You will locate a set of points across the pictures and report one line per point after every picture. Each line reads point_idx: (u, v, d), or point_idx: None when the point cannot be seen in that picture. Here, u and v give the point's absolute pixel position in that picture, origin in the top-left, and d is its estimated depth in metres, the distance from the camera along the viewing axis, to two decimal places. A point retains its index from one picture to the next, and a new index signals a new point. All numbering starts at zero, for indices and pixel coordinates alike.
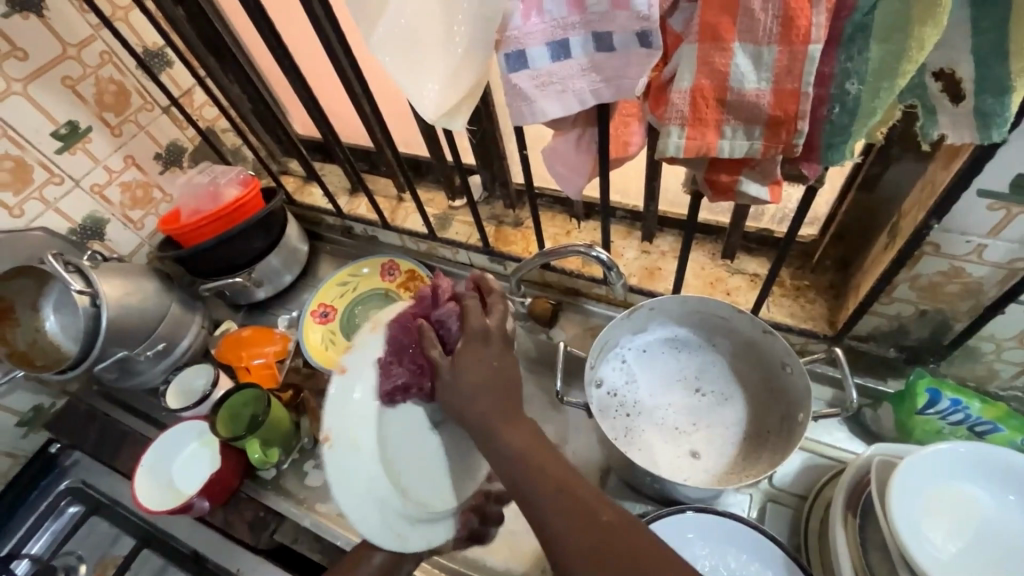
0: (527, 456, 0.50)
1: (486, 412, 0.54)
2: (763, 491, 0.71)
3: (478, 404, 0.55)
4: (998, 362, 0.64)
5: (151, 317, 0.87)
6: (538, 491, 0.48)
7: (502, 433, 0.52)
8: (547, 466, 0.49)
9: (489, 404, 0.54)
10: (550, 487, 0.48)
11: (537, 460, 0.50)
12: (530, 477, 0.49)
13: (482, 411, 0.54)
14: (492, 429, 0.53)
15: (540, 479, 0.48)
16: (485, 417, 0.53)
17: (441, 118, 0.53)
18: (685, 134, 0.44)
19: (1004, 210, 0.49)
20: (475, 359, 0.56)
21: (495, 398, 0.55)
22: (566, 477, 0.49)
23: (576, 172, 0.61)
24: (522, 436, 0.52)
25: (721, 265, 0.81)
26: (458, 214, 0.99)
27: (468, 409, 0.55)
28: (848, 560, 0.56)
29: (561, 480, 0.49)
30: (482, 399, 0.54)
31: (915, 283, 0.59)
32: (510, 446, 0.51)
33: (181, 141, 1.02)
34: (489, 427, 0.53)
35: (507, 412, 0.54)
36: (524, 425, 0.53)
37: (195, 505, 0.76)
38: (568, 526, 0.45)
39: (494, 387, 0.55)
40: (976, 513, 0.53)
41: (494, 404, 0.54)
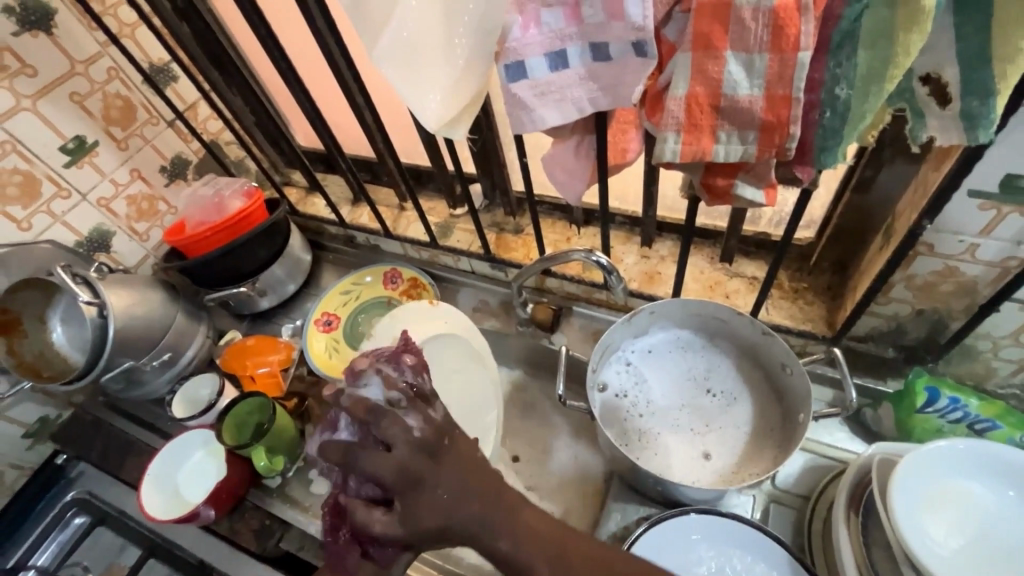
0: (522, 542, 0.45)
1: (477, 515, 0.45)
2: (766, 492, 0.71)
3: (453, 520, 0.45)
4: (995, 360, 0.64)
5: (156, 328, 0.88)
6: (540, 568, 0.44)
7: (486, 524, 0.45)
8: (541, 537, 0.45)
9: (461, 512, 0.45)
10: (547, 558, 0.44)
11: (539, 537, 0.45)
12: (526, 557, 0.44)
13: (467, 522, 0.45)
14: (479, 530, 0.45)
15: (537, 553, 0.44)
16: (471, 526, 0.45)
17: (443, 128, 0.54)
18: (681, 140, 0.45)
19: (995, 210, 0.50)
20: (423, 496, 0.46)
21: (470, 497, 0.46)
22: (566, 543, 0.45)
23: (575, 178, 0.62)
24: (508, 518, 0.46)
25: (720, 269, 0.82)
26: (460, 222, 1.00)
27: (454, 527, 0.45)
28: (851, 558, 0.57)
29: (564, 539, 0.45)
30: (457, 507, 0.46)
31: (911, 283, 0.60)
32: (505, 541, 0.45)
33: (186, 154, 1.04)
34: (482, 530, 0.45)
35: (483, 496, 0.46)
36: (509, 499, 0.47)
37: (201, 514, 0.76)
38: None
39: (461, 490, 0.46)
40: (977, 510, 0.54)
41: (472, 503, 0.46)
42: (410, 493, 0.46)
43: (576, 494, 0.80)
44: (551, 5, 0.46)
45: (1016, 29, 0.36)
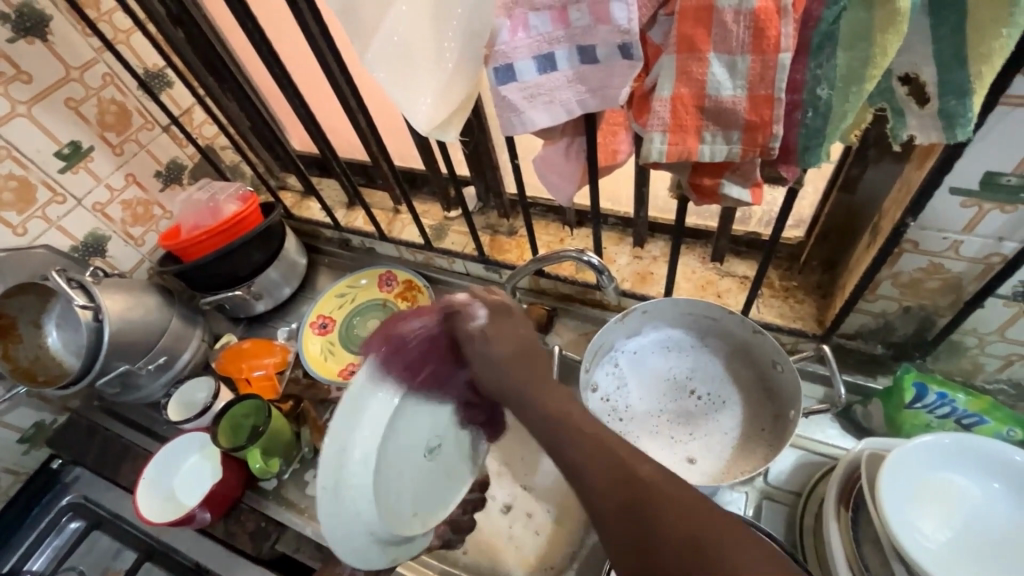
0: (558, 416, 0.47)
1: (523, 380, 0.52)
2: (759, 489, 0.72)
3: (512, 364, 0.53)
4: (982, 355, 0.65)
5: (151, 331, 0.88)
6: (571, 444, 0.45)
7: (537, 389, 0.51)
8: (575, 417, 0.47)
9: (520, 365, 0.53)
10: (581, 437, 0.45)
11: (576, 417, 0.47)
12: (566, 430, 0.46)
13: (519, 377, 0.52)
14: (530, 389, 0.51)
15: (573, 430, 0.46)
16: (515, 382, 0.52)
17: (435, 130, 0.55)
18: (667, 140, 0.46)
19: (977, 207, 0.51)
20: (500, 325, 0.57)
21: (528, 361, 0.54)
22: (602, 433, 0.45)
23: (566, 180, 0.63)
24: (560, 397, 0.50)
25: (711, 268, 0.83)
26: (454, 224, 1.01)
27: (502, 376, 0.53)
28: (842, 554, 0.57)
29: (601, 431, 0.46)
30: (510, 362, 0.54)
31: (897, 280, 0.61)
32: (546, 409, 0.49)
33: (181, 158, 1.04)
34: (526, 389, 0.51)
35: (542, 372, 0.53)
36: (558, 388, 0.51)
37: (197, 516, 0.76)
38: (599, 475, 0.42)
39: (527, 351, 0.54)
40: (964, 503, 0.54)
41: (521, 371, 0.53)
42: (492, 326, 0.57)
43: None
44: (539, 8, 0.47)
45: (989, 29, 0.37)
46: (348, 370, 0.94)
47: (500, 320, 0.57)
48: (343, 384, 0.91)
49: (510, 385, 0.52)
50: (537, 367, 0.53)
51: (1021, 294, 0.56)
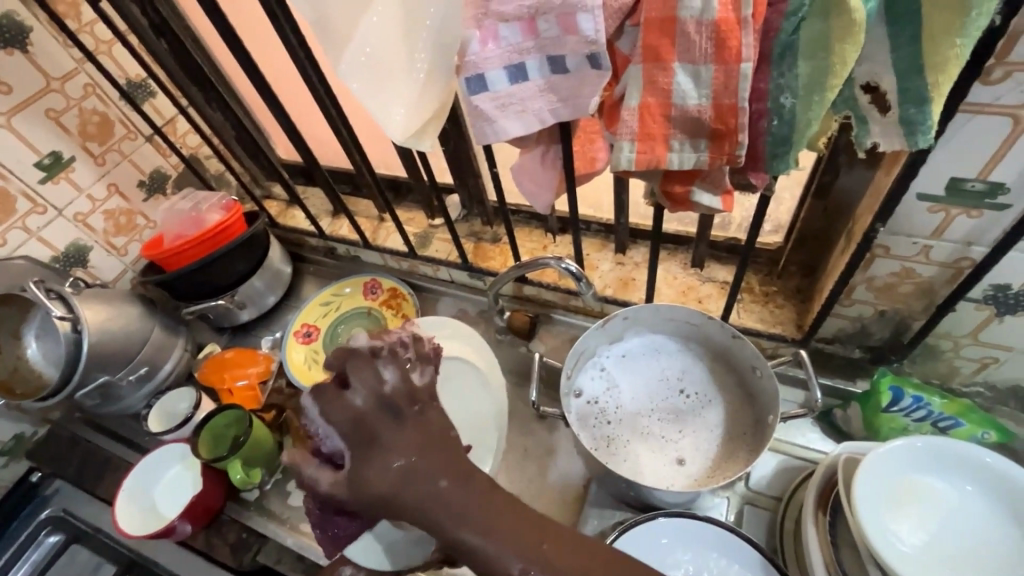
0: (483, 526, 0.41)
1: (425, 496, 0.44)
2: (740, 494, 0.72)
3: (411, 478, 0.45)
4: (957, 359, 0.66)
5: (132, 342, 0.87)
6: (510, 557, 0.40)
7: (447, 498, 0.44)
8: (506, 521, 0.42)
9: (421, 482, 0.45)
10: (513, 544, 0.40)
11: (505, 520, 0.42)
12: (495, 541, 0.41)
13: (420, 496, 0.44)
14: (439, 509, 0.43)
15: (500, 539, 0.41)
16: (418, 500, 0.44)
17: (410, 140, 0.55)
18: (635, 148, 0.46)
19: (943, 212, 0.51)
20: (370, 458, 0.47)
21: (428, 467, 0.45)
22: (540, 532, 0.41)
23: (543, 188, 0.63)
24: (476, 501, 0.43)
25: (692, 274, 0.84)
26: (438, 232, 1.01)
27: (400, 503, 0.45)
28: (820, 558, 0.57)
29: (540, 531, 0.41)
30: (403, 483, 0.45)
31: (871, 285, 0.62)
32: (466, 527, 0.42)
33: (165, 168, 1.04)
34: (430, 504, 0.44)
35: (444, 474, 0.45)
36: (471, 484, 0.44)
37: (177, 529, 0.76)
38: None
39: (427, 450, 0.46)
40: (937, 505, 0.55)
41: (424, 478, 0.45)
42: (367, 449, 0.48)
43: (554, 501, 0.80)
44: (508, 19, 0.47)
45: (945, 38, 0.37)
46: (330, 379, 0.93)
47: (370, 446, 0.48)
48: None
49: (412, 510, 0.44)
50: (440, 470, 0.45)
51: (991, 297, 0.57)
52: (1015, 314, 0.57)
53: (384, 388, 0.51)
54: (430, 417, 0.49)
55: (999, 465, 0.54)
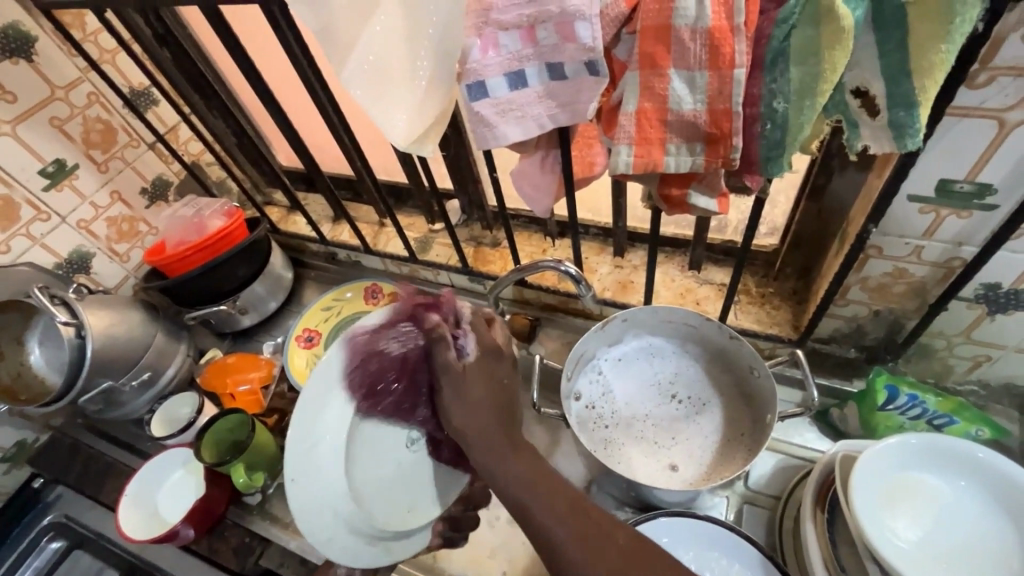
0: (524, 472, 0.54)
1: (493, 430, 0.57)
2: (740, 494, 0.72)
3: (489, 413, 0.58)
4: (951, 358, 0.67)
5: (135, 347, 0.88)
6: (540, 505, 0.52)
7: (507, 443, 0.56)
8: (541, 479, 0.54)
9: (494, 420, 0.58)
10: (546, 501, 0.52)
11: (544, 481, 0.54)
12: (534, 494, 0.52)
13: (492, 432, 0.57)
14: (498, 444, 0.56)
15: (537, 494, 0.52)
16: (486, 433, 0.57)
17: (412, 145, 0.57)
18: (633, 152, 0.47)
19: (934, 213, 0.53)
20: (482, 368, 0.60)
21: (503, 417, 0.58)
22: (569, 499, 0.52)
23: (541, 193, 0.64)
24: (527, 457, 0.56)
25: (690, 276, 0.85)
26: (439, 237, 1.02)
27: (477, 422, 0.58)
28: (819, 556, 0.58)
29: (567, 497, 0.52)
30: (488, 412, 0.58)
31: (865, 285, 0.63)
32: (514, 471, 0.54)
33: (167, 175, 1.06)
34: (493, 440, 0.57)
35: (511, 431, 0.58)
36: (527, 449, 0.57)
37: (180, 532, 0.76)
38: (572, 537, 0.49)
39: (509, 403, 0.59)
40: (932, 501, 0.56)
41: (496, 418, 0.58)
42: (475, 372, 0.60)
43: None
44: (507, 28, 0.48)
45: (931, 44, 0.39)
46: None
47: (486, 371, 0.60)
48: None
49: (476, 437, 0.58)
50: (507, 425, 0.58)
51: (983, 296, 0.58)
52: (1006, 313, 0.58)
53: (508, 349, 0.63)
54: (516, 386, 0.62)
55: (991, 459, 0.54)
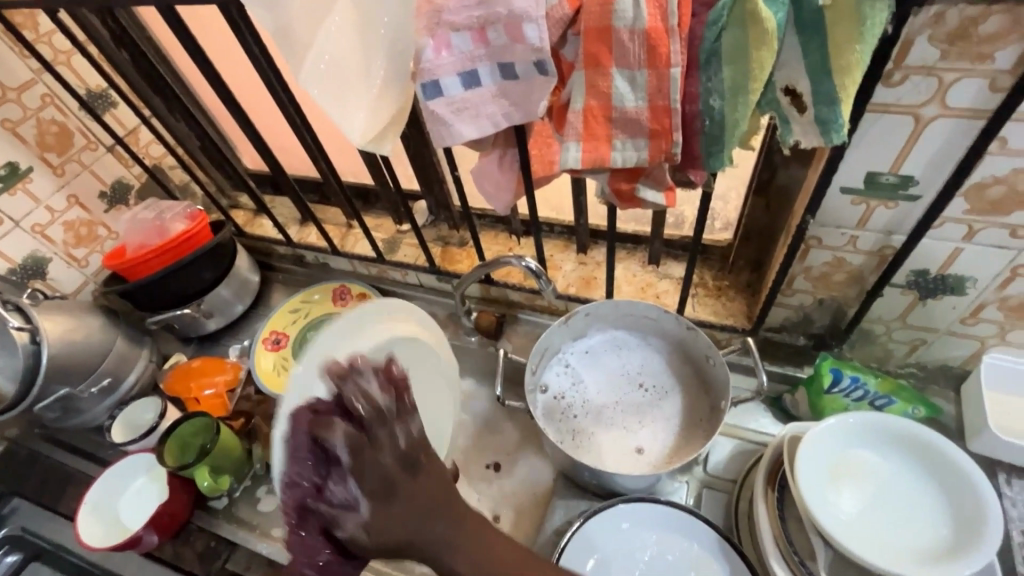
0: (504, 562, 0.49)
1: (439, 534, 0.46)
2: (699, 479, 0.75)
3: (431, 535, 0.46)
4: (891, 342, 0.71)
5: (94, 353, 0.86)
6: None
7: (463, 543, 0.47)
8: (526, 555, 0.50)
9: (443, 527, 0.47)
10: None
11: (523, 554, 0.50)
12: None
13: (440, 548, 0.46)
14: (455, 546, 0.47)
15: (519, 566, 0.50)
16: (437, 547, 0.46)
17: (370, 144, 0.58)
18: (581, 148, 0.50)
19: (865, 204, 0.56)
20: (383, 511, 0.46)
21: (442, 520, 0.47)
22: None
23: (502, 190, 0.66)
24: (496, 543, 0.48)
25: (650, 271, 0.87)
26: (406, 237, 1.03)
27: (416, 543, 0.46)
28: (769, 531, 0.61)
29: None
30: (417, 535, 0.46)
31: (809, 274, 0.66)
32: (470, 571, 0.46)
33: (127, 178, 1.04)
34: (449, 554, 0.46)
35: (459, 539, 0.47)
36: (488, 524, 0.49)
37: (143, 539, 0.75)
38: None
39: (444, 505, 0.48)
40: (872, 474, 0.59)
41: (433, 526, 0.47)
42: (381, 498, 0.46)
43: (524, 497, 0.82)
44: (459, 29, 0.50)
45: (847, 44, 0.42)
46: None
47: (389, 501, 0.46)
48: None
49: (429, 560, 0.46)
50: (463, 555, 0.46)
51: (915, 283, 0.62)
52: (936, 297, 0.63)
53: (409, 437, 0.49)
54: (421, 483, 0.48)
55: (921, 432, 0.58)
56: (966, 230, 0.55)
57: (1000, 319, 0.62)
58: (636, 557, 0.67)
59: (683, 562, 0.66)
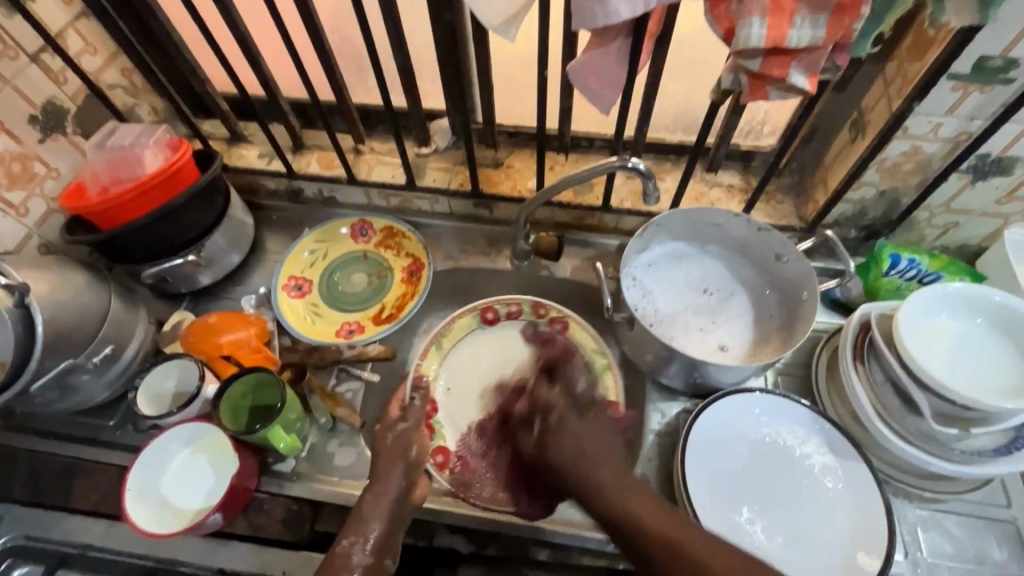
0: (645, 530, 0.51)
1: (596, 465, 0.57)
2: (775, 368, 0.80)
3: (581, 459, 0.57)
4: (928, 227, 0.80)
5: (87, 316, 0.69)
6: (658, 556, 0.50)
7: (615, 488, 0.55)
8: (662, 538, 0.50)
9: (602, 460, 0.57)
10: (663, 548, 0.50)
11: (660, 529, 0.51)
12: (662, 549, 0.50)
13: (593, 458, 0.57)
14: (603, 478, 0.56)
15: (651, 550, 0.50)
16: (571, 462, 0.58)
17: (498, 26, 0.50)
18: (765, 24, 0.47)
19: (962, 90, 0.61)
20: (570, 425, 0.60)
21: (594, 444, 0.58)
22: (668, 539, 0.50)
23: (610, 87, 0.62)
24: (638, 503, 0.53)
25: (702, 180, 0.88)
26: (431, 160, 0.92)
27: (564, 466, 0.58)
28: (864, 395, 0.69)
29: (669, 547, 0.49)
30: (581, 454, 0.58)
31: (882, 166, 0.72)
32: (618, 500, 0.54)
33: (60, 99, 0.81)
34: (588, 473, 0.57)
35: (622, 469, 0.57)
36: (627, 476, 0.56)
37: (209, 520, 0.65)
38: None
39: (595, 440, 0.59)
40: (960, 336, 0.66)
41: (572, 459, 0.58)
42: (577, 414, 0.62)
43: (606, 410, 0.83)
44: None
45: None
46: (344, 329, 0.86)
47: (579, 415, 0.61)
48: (352, 341, 0.82)
49: (570, 473, 0.57)
50: (626, 494, 0.54)
51: (975, 167, 0.69)
52: (986, 179, 0.71)
53: (571, 391, 0.64)
54: (594, 417, 0.62)
55: (1002, 298, 0.65)
56: None
57: None
58: (759, 439, 0.72)
59: (797, 444, 0.71)
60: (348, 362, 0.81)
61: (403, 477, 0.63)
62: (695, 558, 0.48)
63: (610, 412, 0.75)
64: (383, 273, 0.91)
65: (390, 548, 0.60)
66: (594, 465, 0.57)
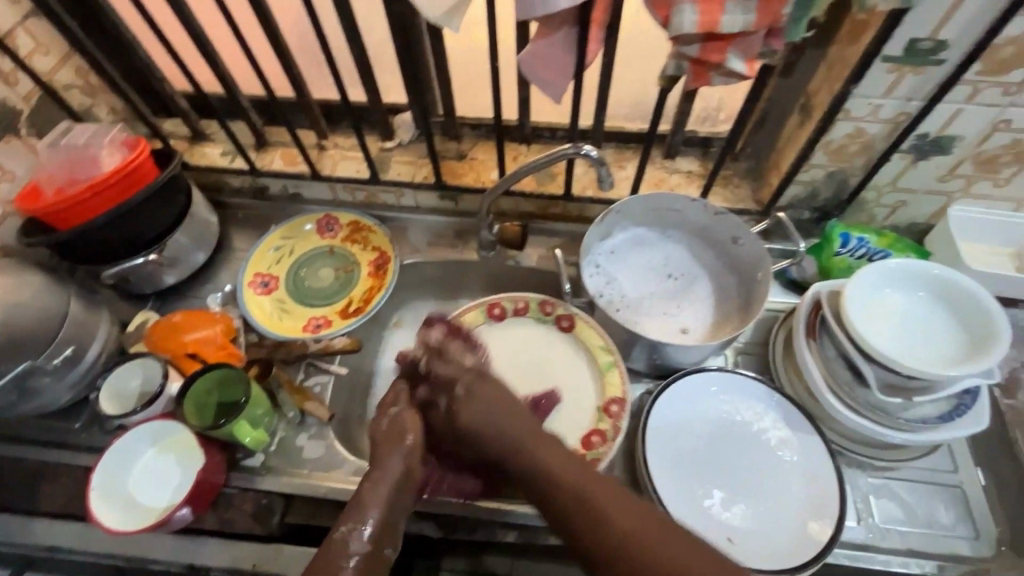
0: (560, 491, 0.53)
1: (512, 431, 0.58)
2: (735, 347, 0.82)
3: (499, 427, 0.59)
4: (877, 207, 0.82)
5: (47, 317, 0.68)
6: (573, 519, 0.52)
7: (535, 452, 0.57)
8: (578, 499, 0.52)
9: (514, 426, 0.59)
10: (580, 511, 0.52)
11: (581, 492, 0.52)
12: (580, 510, 0.52)
13: (501, 428, 0.59)
14: (519, 442, 0.58)
15: (570, 515, 0.52)
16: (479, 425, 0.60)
17: (442, 17, 0.52)
18: (697, 10, 0.49)
19: (896, 71, 0.64)
20: (471, 400, 0.61)
21: (510, 415, 0.60)
22: (583, 501, 0.52)
23: (559, 77, 0.63)
24: (558, 469, 0.55)
25: (662, 166, 0.90)
26: (395, 154, 0.92)
27: (482, 435, 0.59)
28: (817, 370, 0.71)
29: (584, 510, 0.51)
30: (497, 428, 0.59)
31: (828, 148, 0.74)
32: (540, 459, 0.56)
33: (12, 101, 0.80)
34: (500, 439, 0.58)
35: (538, 432, 0.59)
36: (546, 441, 0.58)
37: (176, 516, 0.65)
38: (591, 538, 0.50)
39: (508, 409, 0.60)
40: (904, 310, 0.68)
41: (484, 427, 0.59)
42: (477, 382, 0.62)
43: None
44: None
45: None
46: (312, 324, 0.86)
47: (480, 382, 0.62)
48: (319, 335, 0.83)
49: (484, 438, 0.59)
50: (543, 453, 0.57)
51: (915, 147, 0.72)
52: (927, 158, 0.73)
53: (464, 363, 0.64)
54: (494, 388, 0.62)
55: (943, 272, 0.68)
56: (970, 91, 0.64)
57: (970, 173, 0.75)
58: (717, 415, 0.74)
59: (755, 418, 0.74)
60: (315, 357, 0.82)
61: (403, 461, 0.61)
62: (606, 516, 0.50)
63: (612, 411, 0.74)
64: (350, 268, 0.91)
65: (389, 534, 0.58)
66: (509, 430, 0.59)
